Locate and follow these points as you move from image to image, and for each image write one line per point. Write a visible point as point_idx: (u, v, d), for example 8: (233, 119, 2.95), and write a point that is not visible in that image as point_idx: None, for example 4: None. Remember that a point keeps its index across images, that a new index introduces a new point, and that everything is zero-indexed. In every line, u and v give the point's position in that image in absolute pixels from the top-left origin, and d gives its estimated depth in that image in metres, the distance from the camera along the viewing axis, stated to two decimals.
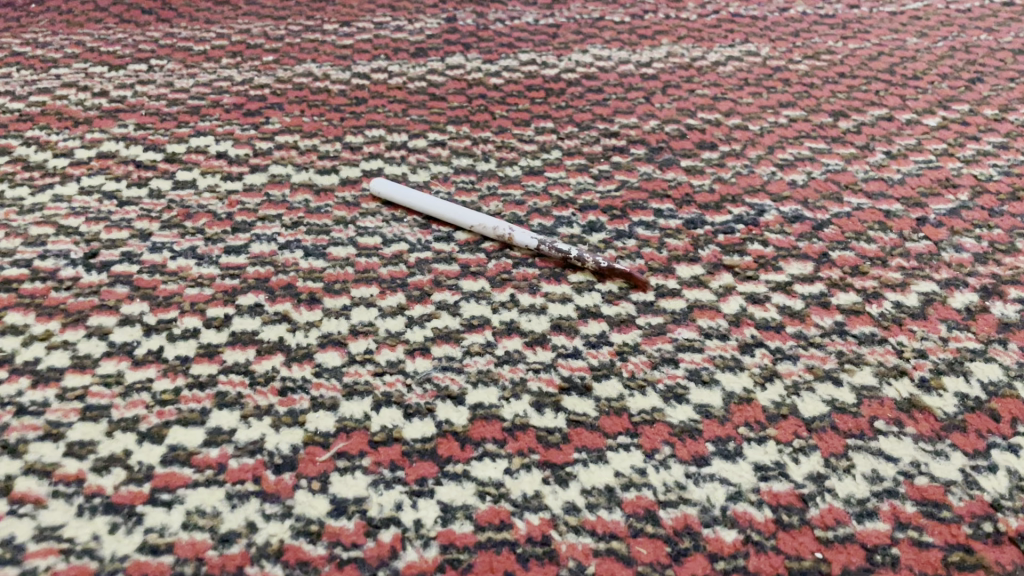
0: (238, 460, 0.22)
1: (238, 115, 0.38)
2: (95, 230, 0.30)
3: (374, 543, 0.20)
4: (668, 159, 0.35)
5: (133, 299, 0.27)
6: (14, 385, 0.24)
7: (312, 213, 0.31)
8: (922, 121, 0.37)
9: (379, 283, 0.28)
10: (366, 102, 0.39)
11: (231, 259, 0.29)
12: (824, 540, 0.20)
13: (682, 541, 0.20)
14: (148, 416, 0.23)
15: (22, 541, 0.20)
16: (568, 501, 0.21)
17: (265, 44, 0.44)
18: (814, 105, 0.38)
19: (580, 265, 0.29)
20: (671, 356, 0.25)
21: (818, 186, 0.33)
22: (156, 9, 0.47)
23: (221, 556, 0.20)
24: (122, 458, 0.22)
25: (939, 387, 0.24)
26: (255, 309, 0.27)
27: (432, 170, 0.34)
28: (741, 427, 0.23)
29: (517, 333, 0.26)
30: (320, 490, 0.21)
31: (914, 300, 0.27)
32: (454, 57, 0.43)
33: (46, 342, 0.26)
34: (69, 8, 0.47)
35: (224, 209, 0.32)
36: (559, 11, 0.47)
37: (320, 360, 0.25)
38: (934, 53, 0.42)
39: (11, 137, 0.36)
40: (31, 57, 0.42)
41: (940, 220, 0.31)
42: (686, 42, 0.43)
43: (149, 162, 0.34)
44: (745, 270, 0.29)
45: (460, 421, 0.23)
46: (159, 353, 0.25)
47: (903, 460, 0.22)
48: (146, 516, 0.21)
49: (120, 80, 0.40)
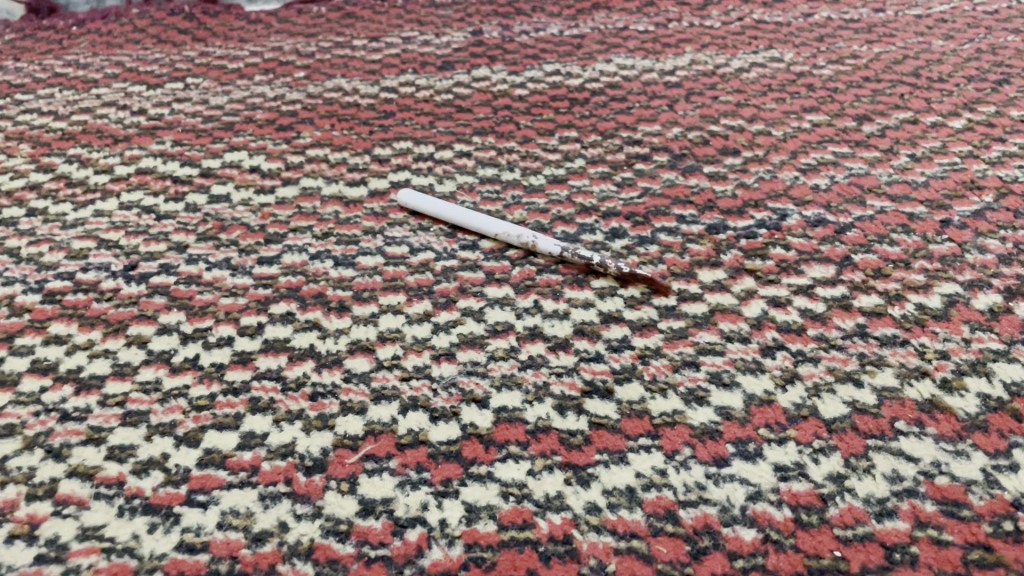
0: (271, 462, 0.23)
1: (270, 130, 0.39)
2: (134, 243, 0.32)
3: (401, 542, 0.21)
4: (691, 166, 0.35)
5: (171, 309, 0.28)
6: (58, 392, 0.25)
7: (341, 224, 0.32)
8: (947, 124, 0.37)
9: (406, 291, 0.29)
10: (394, 115, 0.40)
11: (264, 269, 0.30)
12: (843, 539, 0.21)
13: (702, 540, 0.21)
14: (184, 421, 0.24)
15: (66, 540, 0.21)
16: (590, 501, 0.22)
17: (297, 61, 0.45)
18: (837, 109, 0.38)
19: (602, 270, 0.29)
20: (692, 359, 0.26)
21: (841, 189, 0.33)
22: (192, 29, 0.48)
23: (254, 554, 0.21)
24: (160, 461, 0.23)
25: (961, 388, 0.24)
26: (287, 317, 0.28)
27: (458, 180, 0.35)
28: (762, 428, 0.23)
29: (541, 338, 0.27)
30: (349, 491, 0.22)
31: (936, 302, 0.27)
32: (480, 69, 0.43)
33: (88, 351, 0.27)
34: (108, 30, 0.48)
35: (258, 221, 0.33)
36: (583, 22, 0.47)
37: (349, 366, 0.26)
38: (960, 55, 0.42)
39: (54, 155, 0.37)
40: (73, 78, 0.44)
41: (964, 221, 0.31)
42: (710, 49, 0.44)
43: (186, 177, 0.36)
44: (767, 274, 0.29)
45: (484, 424, 0.24)
46: (195, 360, 0.26)
47: (923, 460, 0.22)
48: (183, 516, 0.22)
49: (157, 98, 0.42)
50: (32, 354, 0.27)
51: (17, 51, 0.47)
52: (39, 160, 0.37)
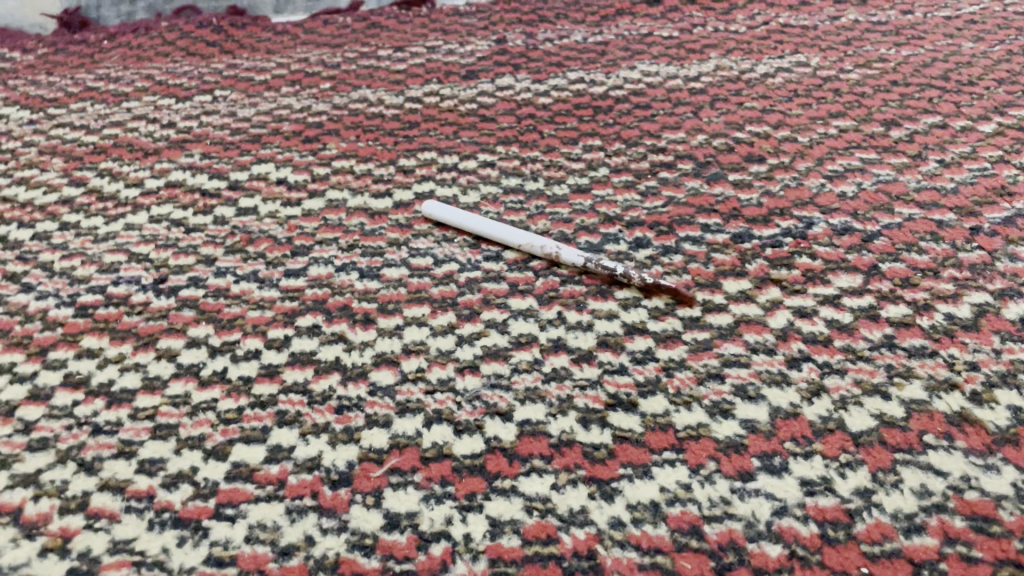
0: (298, 476, 0.23)
1: (297, 142, 0.39)
2: (164, 256, 0.32)
3: (426, 557, 0.21)
4: (716, 174, 0.35)
5: (199, 322, 0.29)
6: (90, 406, 0.26)
7: (366, 236, 0.33)
8: (977, 128, 0.36)
9: (430, 303, 0.29)
10: (419, 126, 0.40)
11: (290, 282, 0.30)
12: (870, 555, 0.20)
13: (727, 556, 0.21)
14: (213, 434, 0.25)
15: (98, 554, 0.21)
16: (614, 516, 0.22)
17: (322, 72, 0.46)
18: (865, 115, 0.37)
19: (626, 281, 0.29)
20: (717, 371, 0.26)
21: (868, 197, 0.32)
22: (220, 42, 0.49)
23: (281, 568, 0.21)
24: (189, 475, 0.23)
25: (992, 400, 0.24)
26: (313, 330, 0.28)
27: (482, 190, 0.35)
28: (788, 441, 0.23)
29: (564, 350, 0.27)
30: (374, 505, 0.22)
31: (966, 312, 0.27)
32: (504, 78, 0.44)
33: (119, 365, 0.27)
34: (138, 44, 0.49)
35: (284, 233, 0.33)
36: (607, 28, 0.47)
37: (374, 379, 0.26)
38: (990, 57, 0.41)
39: (86, 169, 0.38)
40: (104, 92, 0.45)
41: (994, 229, 0.30)
42: (735, 54, 0.43)
43: (214, 190, 0.36)
44: (793, 284, 0.29)
45: (508, 438, 0.24)
46: (223, 374, 0.27)
47: (952, 475, 0.22)
48: (212, 530, 0.22)
49: (186, 111, 0.42)
50: (65, 367, 0.27)
51: (50, 65, 0.47)
52: (72, 174, 0.38)
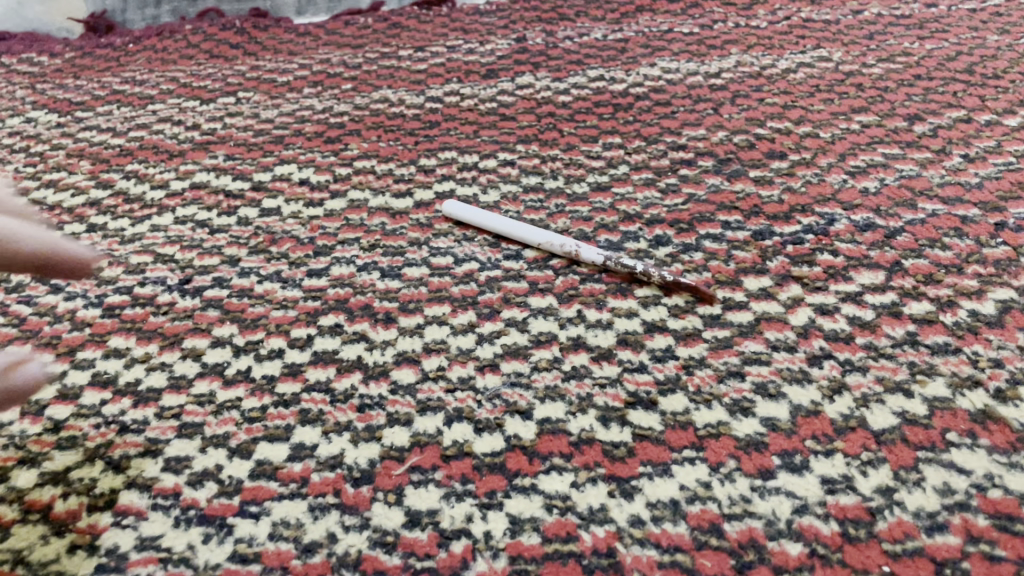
0: (320, 473, 0.24)
1: (318, 143, 0.40)
2: (189, 257, 0.32)
3: (446, 554, 0.21)
4: (736, 171, 0.35)
5: (224, 322, 0.29)
6: (118, 405, 0.26)
7: (388, 236, 0.33)
8: (1002, 122, 0.36)
9: (451, 302, 0.29)
10: (439, 125, 0.40)
11: (313, 282, 0.31)
12: (892, 554, 0.20)
13: (747, 554, 0.21)
14: (237, 432, 0.25)
15: (125, 550, 0.22)
16: (633, 514, 0.22)
17: (344, 73, 0.46)
18: (888, 109, 0.37)
19: (646, 279, 0.29)
20: (737, 369, 0.25)
21: (891, 192, 0.32)
22: (243, 44, 0.49)
23: (304, 564, 0.21)
24: (214, 473, 0.24)
25: (1016, 397, 0.24)
26: (335, 329, 0.29)
27: (502, 189, 0.35)
28: (808, 439, 0.23)
29: (584, 349, 0.27)
30: (395, 502, 0.22)
31: (990, 309, 0.27)
32: (524, 77, 0.44)
33: (145, 364, 0.28)
34: (163, 46, 0.50)
35: (307, 234, 0.33)
36: (628, 25, 0.47)
37: (395, 377, 0.26)
38: (1016, 50, 0.41)
39: (113, 171, 0.39)
40: (130, 95, 0.45)
41: (1019, 224, 0.30)
42: (756, 50, 0.43)
43: (238, 191, 0.36)
44: (814, 281, 0.29)
45: (528, 436, 0.24)
46: (247, 373, 0.27)
47: (975, 473, 0.22)
48: (236, 527, 0.22)
49: (210, 113, 0.43)
50: (93, 367, 0.28)
51: (77, 69, 0.48)
52: (99, 176, 0.38)
